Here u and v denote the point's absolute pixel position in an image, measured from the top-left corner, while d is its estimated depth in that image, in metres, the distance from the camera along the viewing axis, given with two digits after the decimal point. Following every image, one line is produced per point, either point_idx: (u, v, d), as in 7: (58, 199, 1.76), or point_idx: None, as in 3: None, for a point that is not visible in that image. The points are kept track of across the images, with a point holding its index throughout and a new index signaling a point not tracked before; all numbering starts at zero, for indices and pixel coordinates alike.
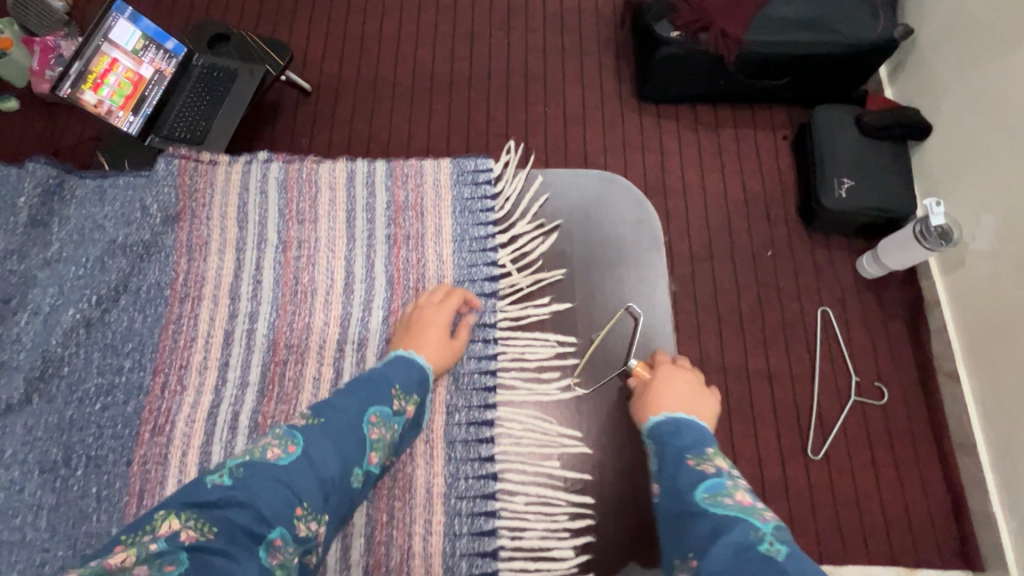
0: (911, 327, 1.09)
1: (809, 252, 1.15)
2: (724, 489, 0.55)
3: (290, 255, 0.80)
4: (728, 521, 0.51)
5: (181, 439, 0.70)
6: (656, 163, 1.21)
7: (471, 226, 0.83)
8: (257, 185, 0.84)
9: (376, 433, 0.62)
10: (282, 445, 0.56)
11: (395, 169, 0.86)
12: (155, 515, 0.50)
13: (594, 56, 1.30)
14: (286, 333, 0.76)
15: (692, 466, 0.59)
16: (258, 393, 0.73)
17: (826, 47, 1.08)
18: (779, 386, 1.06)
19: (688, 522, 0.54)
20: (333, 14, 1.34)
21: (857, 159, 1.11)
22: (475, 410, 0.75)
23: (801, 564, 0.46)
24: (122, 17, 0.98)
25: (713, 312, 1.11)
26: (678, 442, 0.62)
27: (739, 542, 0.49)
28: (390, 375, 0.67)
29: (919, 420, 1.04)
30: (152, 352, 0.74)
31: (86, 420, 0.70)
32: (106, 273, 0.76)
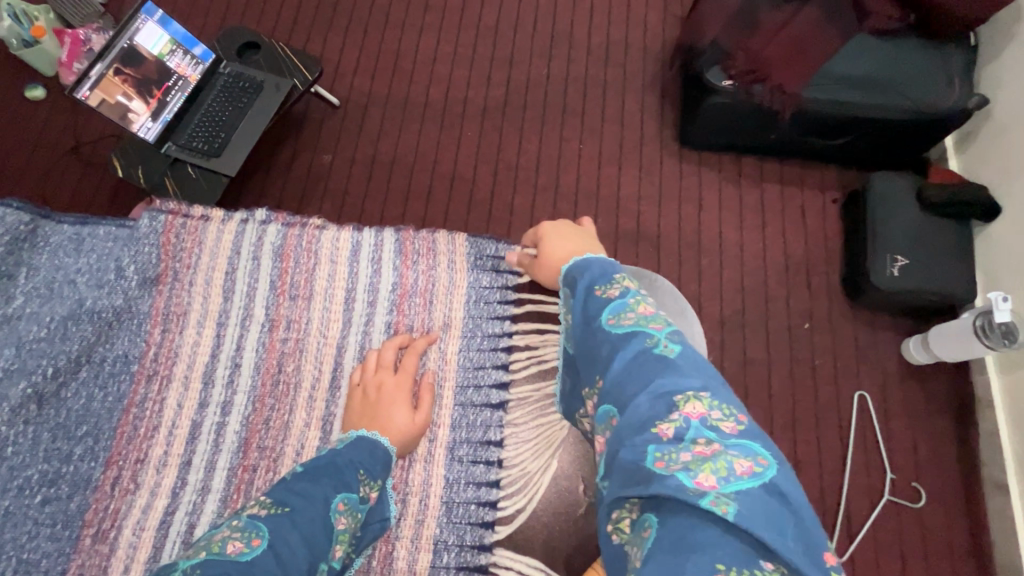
0: (957, 424, 1.00)
1: (851, 329, 1.06)
2: (626, 308, 0.59)
3: (277, 337, 0.76)
4: (628, 337, 0.56)
5: (124, 550, 0.66)
6: (691, 217, 1.14)
7: (484, 322, 0.78)
8: (250, 251, 0.80)
9: (343, 523, 0.55)
10: (245, 539, 0.48)
11: (406, 246, 0.81)
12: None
13: (637, 94, 1.24)
14: (260, 433, 0.72)
15: (599, 296, 0.62)
16: (222, 499, 0.69)
17: (891, 112, 1.00)
18: (804, 476, 0.98)
19: (597, 344, 0.59)
20: (369, 27, 1.30)
21: (914, 237, 1.02)
22: (468, 552, 0.68)
23: (691, 361, 0.54)
24: (151, 19, 0.95)
25: (739, 386, 1.03)
26: (589, 276, 0.65)
27: (638, 353, 0.55)
28: (354, 459, 0.60)
29: (958, 530, 0.95)
30: (107, 440, 0.70)
31: (24, 514, 0.66)
32: (67, 341, 0.72)
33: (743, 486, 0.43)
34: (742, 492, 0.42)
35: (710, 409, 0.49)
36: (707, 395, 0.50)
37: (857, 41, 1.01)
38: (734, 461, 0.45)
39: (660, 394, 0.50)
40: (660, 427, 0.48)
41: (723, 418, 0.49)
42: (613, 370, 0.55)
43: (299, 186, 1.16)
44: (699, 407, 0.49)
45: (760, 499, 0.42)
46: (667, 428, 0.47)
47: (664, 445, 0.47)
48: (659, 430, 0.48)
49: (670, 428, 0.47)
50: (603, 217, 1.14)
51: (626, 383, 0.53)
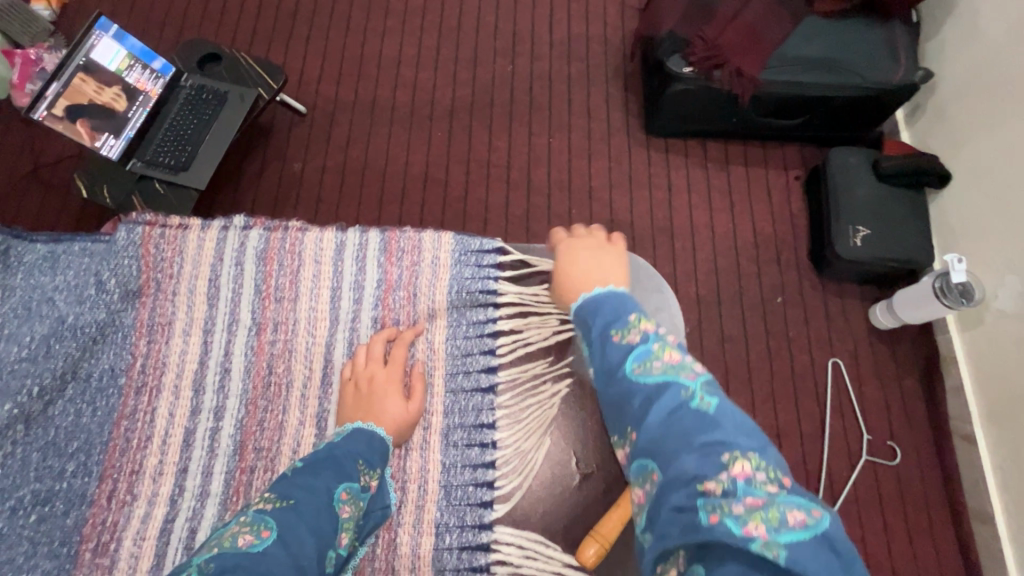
0: (924, 384, 1.05)
1: (821, 301, 1.10)
2: (650, 354, 0.53)
3: (265, 340, 0.76)
4: (659, 388, 0.50)
5: (127, 561, 0.65)
6: (663, 203, 1.17)
7: (470, 311, 0.79)
8: (232, 256, 0.79)
9: (346, 511, 0.57)
10: (254, 531, 0.50)
11: (390, 243, 0.81)
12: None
13: (601, 87, 1.26)
14: (255, 434, 0.72)
15: (616, 343, 0.56)
16: (221, 502, 0.69)
17: (845, 90, 1.05)
18: (786, 444, 1.02)
19: (623, 397, 0.52)
20: (331, 34, 1.29)
21: (874, 208, 1.06)
22: (469, 531, 0.69)
23: (730, 413, 0.47)
24: (106, 34, 0.93)
25: (719, 364, 1.06)
26: (602, 319, 0.60)
27: (674, 408, 0.47)
28: (353, 449, 0.62)
29: (932, 482, 1.00)
30: (99, 454, 0.70)
31: (18, 535, 0.63)
32: (51, 358, 0.69)
33: (799, 537, 0.38)
34: (796, 544, 0.38)
35: (758, 468, 0.43)
36: (757, 456, 0.44)
37: (808, 23, 1.05)
38: (785, 511, 0.39)
39: (706, 452, 0.44)
40: (707, 486, 0.42)
41: (769, 480, 0.42)
42: (647, 426, 0.48)
43: (271, 197, 1.15)
44: (747, 466, 0.42)
45: (812, 553, 0.37)
46: (714, 486, 0.41)
47: (711, 505, 0.40)
48: (708, 491, 0.41)
49: (716, 488, 0.41)
50: (577, 209, 1.16)
51: (663, 440, 0.46)
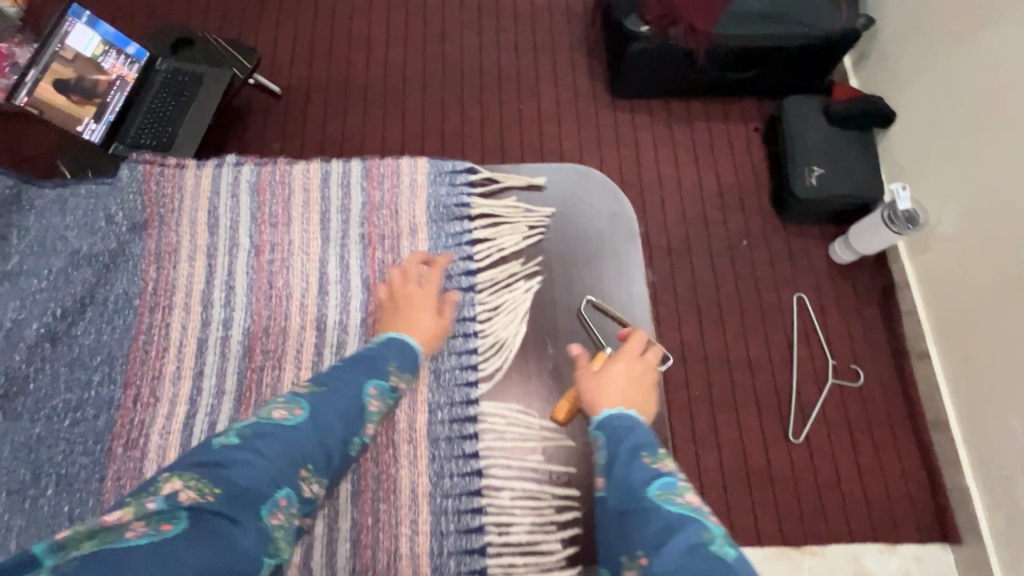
0: (882, 311, 1.13)
1: (784, 242, 1.17)
2: (677, 489, 0.54)
3: (264, 258, 0.82)
4: (683, 520, 0.50)
5: (155, 451, 0.71)
6: (631, 159, 1.23)
7: (447, 224, 0.86)
8: (228, 189, 0.85)
9: (374, 405, 0.63)
10: (287, 408, 0.56)
11: (371, 169, 0.88)
12: (160, 476, 0.45)
13: (566, 53, 1.31)
14: (262, 337, 0.79)
15: (645, 463, 0.56)
16: (237, 396, 0.75)
17: (794, 39, 1.11)
18: (758, 374, 1.08)
19: (641, 517, 0.51)
20: (300, 17, 1.32)
21: (827, 148, 1.13)
22: (458, 406, 0.77)
23: (748, 568, 0.47)
24: (80, 22, 0.96)
25: (692, 304, 1.12)
26: (632, 437, 0.60)
27: (696, 544, 0.47)
28: (386, 354, 0.68)
29: (894, 399, 1.08)
30: (122, 364, 0.76)
31: (55, 437, 0.70)
32: (71, 284, 0.76)
33: None
34: None
35: None
36: None
37: None
38: None
39: None
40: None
41: None
42: (666, 554, 0.47)
43: None
44: None
45: None
46: None
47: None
48: None
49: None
50: None
51: (681, 575, 0.45)
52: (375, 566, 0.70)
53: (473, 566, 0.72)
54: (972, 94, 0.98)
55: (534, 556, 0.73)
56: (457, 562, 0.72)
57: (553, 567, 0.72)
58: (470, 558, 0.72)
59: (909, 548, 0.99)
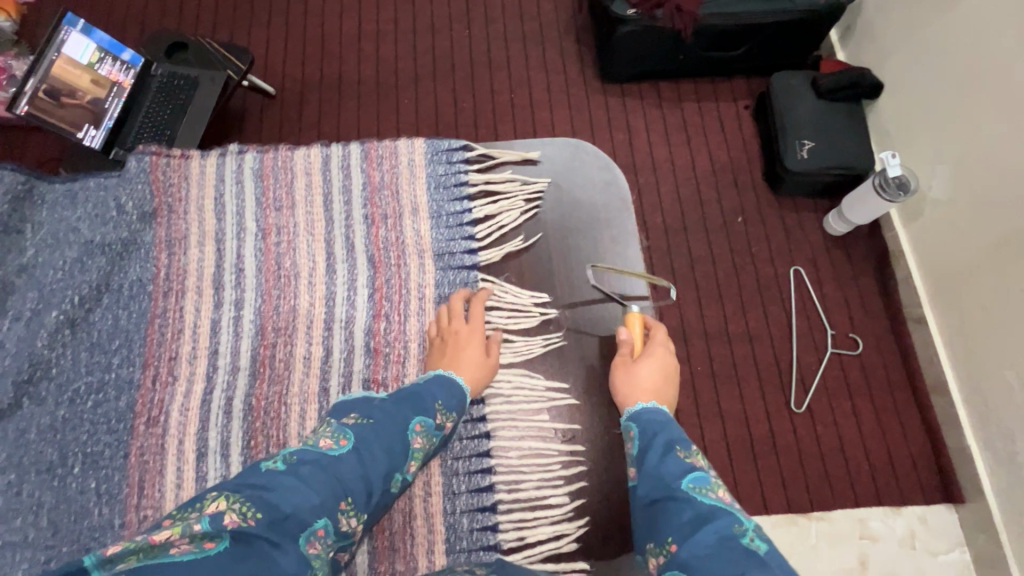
0: (879, 280, 1.14)
1: (778, 216, 1.19)
2: (709, 484, 0.59)
3: (271, 242, 0.84)
4: (713, 510, 0.55)
5: (175, 428, 0.74)
6: (624, 142, 1.24)
7: (447, 203, 0.88)
8: (232, 176, 0.87)
9: (418, 442, 0.64)
10: (334, 438, 0.58)
11: (369, 152, 0.90)
12: (207, 495, 0.50)
13: (555, 41, 1.32)
14: (273, 316, 0.81)
15: (681, 459, 0.62)
16: (251, 373, 0.78)
17: (778, 16, 1.13)
18: (759, 348, 1.10)
19: (673, 506, 0.57)
20: (290, 18, 1.33)
21: (816, 122, 1.15)
22: None
23: (777, 561, 0.51)
24: (75, 30, 0.97)
25: (691, 281, 1.14)
26: (667, 435, 0.66)
27: (725, 531, 0.52)
28: (434, 391, 0.69)
29: (894, 366, 1.09)
30: (140, 347, 0.78)
31: (80, 418, 0.73)
32: (86, 273, 0.78)
33: None
34: None
35: None
36: None
37: None
38: None
39: None
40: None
41: None
42: (694, 538, 0.52)
43: None
44: None
45: None
46: None
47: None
48: None
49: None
50: None
51: (707, 554, 0.50)
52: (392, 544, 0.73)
53: (484, 523, 0.75)
54: (957, 61, 0.99)
55: (542, 510, 0.77)
56: (469, 519, 0.75)
57: (563, 518, 0.77)
58: (482, 516, 0.75)
59: (914, 510, 1.01)
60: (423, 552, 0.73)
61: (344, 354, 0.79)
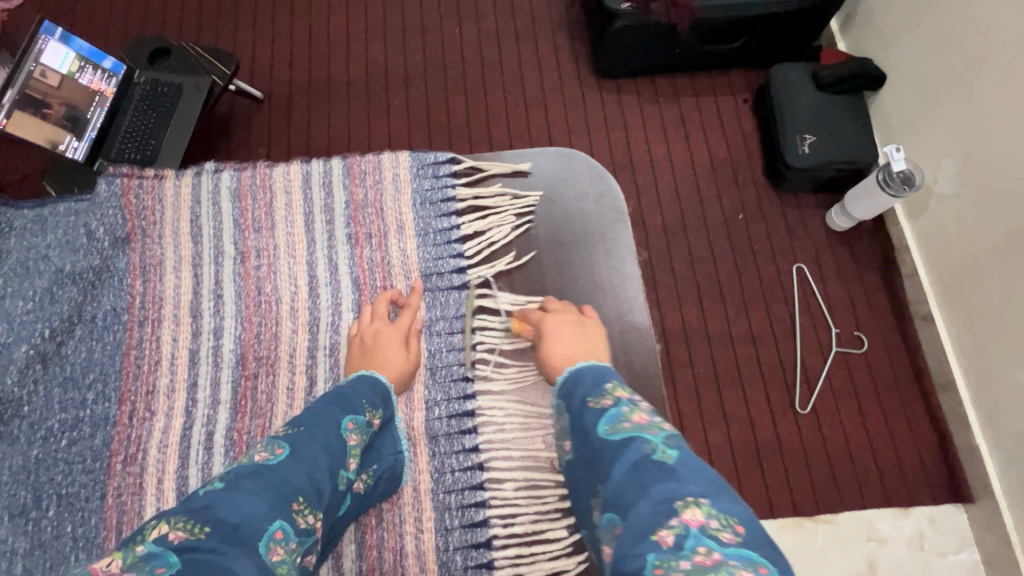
0: (883, 276, 1.12)
1: (780, 213, 1.16)
2: (620, 417, 0.57)
3: (250, 266, 0.83)
4: (625, 444, 0.54)
5: (154, 466, 0.73)
6: (620, 141, 1.21)
7: (434, 219, 0.86)
8: (209, 197, 0.85)
9: (354, 439, 0.64)
10: (269, 449, 0.56)
11: (352, 167, 0.88)
12: (146, 525, 0.46)
13: (548, 37, 1.29)
14: (254, 344, 0.79)
15: (592, 407, 0.60)
16: (232, 407, 0.76)
17: (777, 7, 1.09)
18: (762, 348, 1.08)
19: (595, 456, 0.56)
20: (277, 19, 1.30)
21: (818, 115, 1.12)
22: (455, 401, 0.78)
23: (692, 464, 0.50)
24: (53, 38, 0.94)
25: (691, 282, 1.12)
26: (581, 391, 0.64)
27: (638, 463, 0.51)
28: (357, 389, 0.69)
29: (899, 364, 1.07)
30: (115, 381, 0.76)
31: (53, 458, 0.72)
32: (56, 304, 0.76)
33: None
34: None
35: (710, 515, 0.45)
36: (707, 501, 0.46)
37: None
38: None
39: (660, 500, 0.47)
40: (660, 534, 0.44)
41: (722, 525, 0.44)
42: (612, 480, 0.52)
43: None
44: (698, 513, 0.45)
45: None
46: (666, 534, 0.44)
47: (664, 554, 0.43)
48: (659, 536, 0.44)
49: (669, 534, 0.44)
50: None
51: (626, 491, 0.50)
52: (381, 566, 0.72)
53: (479, 560, 0.73)
54: (962, 47, 0.96)
55: (540, 544, 0.74)
56: (463, 557, 0.73)
57: (561, 553, 0.74)
58: (477, 552, 0.73)
59: (922, 511, 0.99)
60: (415, 570, 0.72)
61: (328, 362, 0.79)
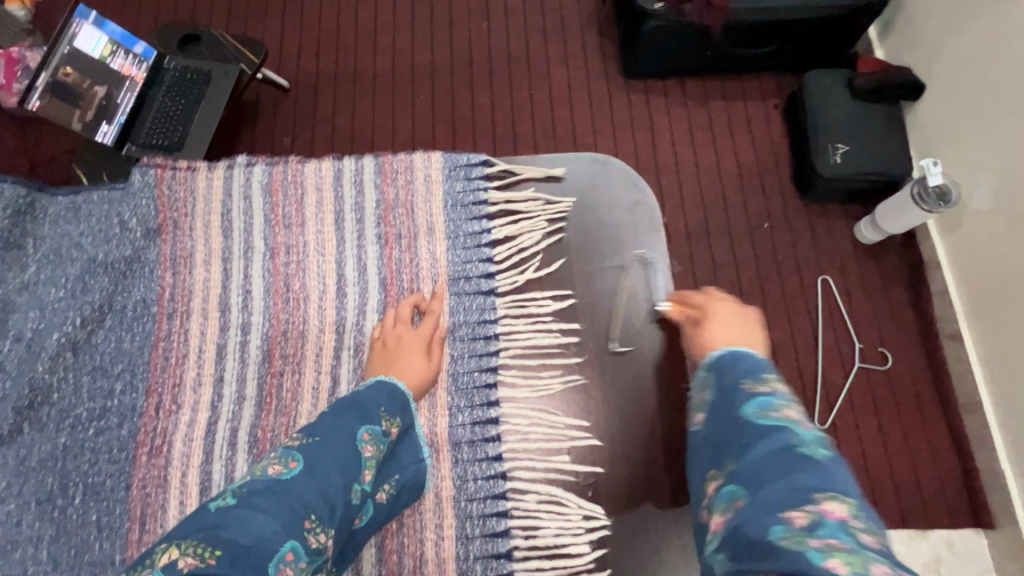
0: (911, 291, 1.09)
1: (806, 222, 1.14)
2: (772, 404, 0.56)
3: (279, 262, 0.83)
4: (771, 430, 0.53)
5: (179, 459, 0.74)
6: (646, 142, 1.19)
7: (464, 222, 0.86)
8: (240, 191, 0.86)
9: (369, 450, 0.63)
10: (282, 462, 0.57)
11: (384, 166, 0.88)
12: (155, 549, 0.48)
13: (577, 34, 1.27)
14: (280, 342, 0.80)
15: (743, 388, 0.59)
16: (256, 404, 0.76)
17: (812, 11, 1.06)
18: (782, 359, 1.06)
19: (735, 433, 0.56)
20: (305, 8, 1.30)
21: (851, 124, 1.09)
22: (478, 409, 0.78)
23: (842, 467, 0.50)
24: (87, 22, 0.95)
25: (714, 289, 1.10)
26: (734, 369, 0.62)
27: (783, 448, 0.51)
28: (375, 397, 0.68)
29: (923, 382, 1.05)
30: (143, 372, 0.77)
31: (81, 446, 0.73)
32: (88, 293, 0.78)
33: None
34: None
35: (854, 515, 0.45)
36: (854, 502, 0.46)
37: None
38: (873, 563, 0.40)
39: (799, 488, 0.47)
40: (791, 513, 0.45)
41: (865, 528, 0.44)
42: (751, 456, 0.52)
43: None
44: (841, 508, 0.45)
45: None
46: (799, 515, 0.45)
47: (793, 529, 0.44)
48: (789, 516, 0.45)
49: (802, 517, 0.45)
50: None
51: (762, 470, 0.50)
52: (400, 569, 0.72)
53: (499, 570, 0.73)
54: (1010, 58, 0.92)
55: (560, 558, 0.75)
56: (482, 566, 0.73)
57: (581, 569, 0.74)
58: (497, 563, 0.73)
59: (941, 535, 0.97)
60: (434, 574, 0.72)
61: (352, 354, 0.79)
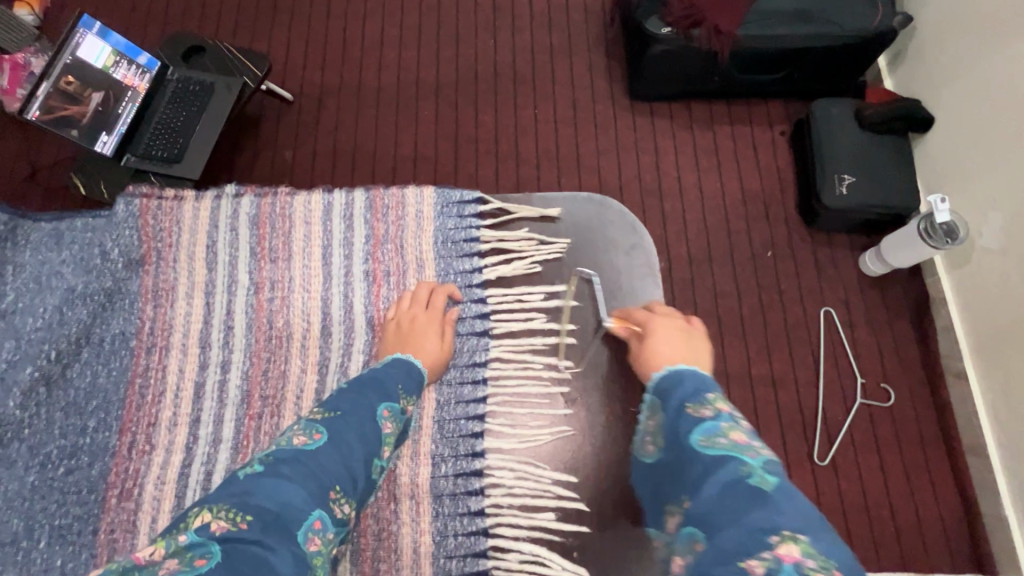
0: (916, 325, 1.07)
1: (811, 252, 1.12)
2: (716, 431, 0.54)
3: (263, 298, 0.83)
4: (719, 461, 0.51)
5: (149, 504, 0.73)
6: (650, 165, 1.18)
7: (455, 260, 0.86)
8: (227, 221, 0.87)
9: (389, 427, 0.64)
10: (306, 433, 0.56)
11: (374, 201, 0.88)
12: (189, 512, 0.47)
13: (584, 53, 1.27)
14: (260, 382, 0.79)
15: (689, 415, 0.58)
16: (233, 448, 0.76)
17: (822, 40, 1.05)
18: (783, 392, 1.04)
19: (687, 465, 0.54)
20: (313, 20, 1.30)
21: (859, 155, 1.07)
22: (463, 460, 0.77)
23: (790, 497, 0.47)
24: (90, 33, 0.95)
25: (714, 317, 1.08)
26: (679, 394, 0.61)
27: (731, 482, 0.49)
28: (394, 375, 0.69)
29: (927, 421, 1.03)
30: (117, 411, 0.77)
31: (49, 485, 0.71)
32: (65, 325, 0.76)
33: None
34: None
35: (808, 554, 0.42)
36: (805, 538, 0.44)
37: None
38: None
39: (753, 530, 0.44)
40: (750, 561, 0.42)
41: (820, 567, 0.41)
42: (702, 493, 0.49)
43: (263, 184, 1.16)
44: (795, 550, 0.42)
45: None
46: (757, 563, 0.42)
47: None
48: (749, 566, 0.42)
49: (759, 564, 0.42)
50: (567, 176, 1.17)
51: (717, 509, 0.48)
52: None
53: None
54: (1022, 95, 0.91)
55: None
56: None
57: None
58: None
59: None
60: None
61: None
